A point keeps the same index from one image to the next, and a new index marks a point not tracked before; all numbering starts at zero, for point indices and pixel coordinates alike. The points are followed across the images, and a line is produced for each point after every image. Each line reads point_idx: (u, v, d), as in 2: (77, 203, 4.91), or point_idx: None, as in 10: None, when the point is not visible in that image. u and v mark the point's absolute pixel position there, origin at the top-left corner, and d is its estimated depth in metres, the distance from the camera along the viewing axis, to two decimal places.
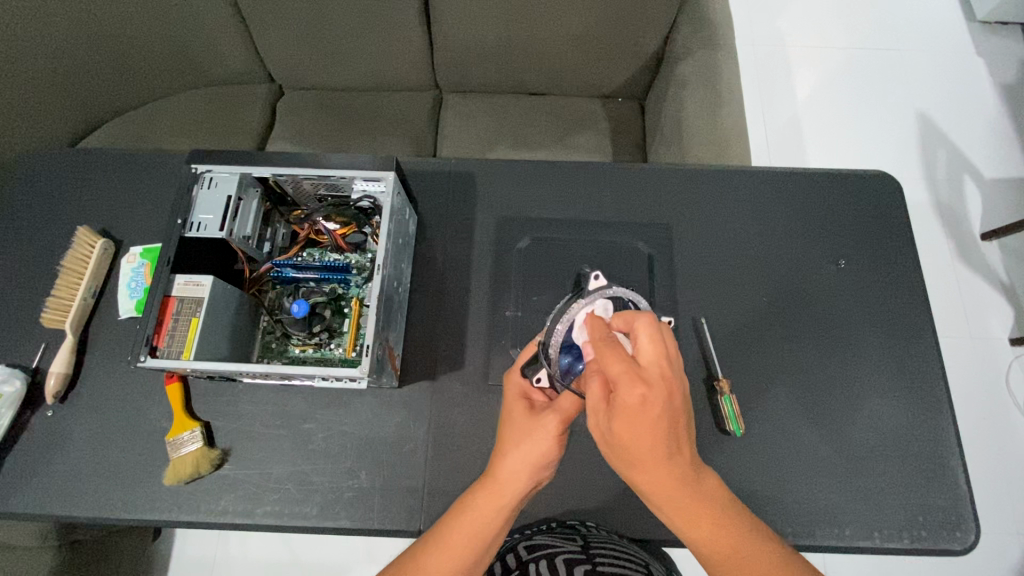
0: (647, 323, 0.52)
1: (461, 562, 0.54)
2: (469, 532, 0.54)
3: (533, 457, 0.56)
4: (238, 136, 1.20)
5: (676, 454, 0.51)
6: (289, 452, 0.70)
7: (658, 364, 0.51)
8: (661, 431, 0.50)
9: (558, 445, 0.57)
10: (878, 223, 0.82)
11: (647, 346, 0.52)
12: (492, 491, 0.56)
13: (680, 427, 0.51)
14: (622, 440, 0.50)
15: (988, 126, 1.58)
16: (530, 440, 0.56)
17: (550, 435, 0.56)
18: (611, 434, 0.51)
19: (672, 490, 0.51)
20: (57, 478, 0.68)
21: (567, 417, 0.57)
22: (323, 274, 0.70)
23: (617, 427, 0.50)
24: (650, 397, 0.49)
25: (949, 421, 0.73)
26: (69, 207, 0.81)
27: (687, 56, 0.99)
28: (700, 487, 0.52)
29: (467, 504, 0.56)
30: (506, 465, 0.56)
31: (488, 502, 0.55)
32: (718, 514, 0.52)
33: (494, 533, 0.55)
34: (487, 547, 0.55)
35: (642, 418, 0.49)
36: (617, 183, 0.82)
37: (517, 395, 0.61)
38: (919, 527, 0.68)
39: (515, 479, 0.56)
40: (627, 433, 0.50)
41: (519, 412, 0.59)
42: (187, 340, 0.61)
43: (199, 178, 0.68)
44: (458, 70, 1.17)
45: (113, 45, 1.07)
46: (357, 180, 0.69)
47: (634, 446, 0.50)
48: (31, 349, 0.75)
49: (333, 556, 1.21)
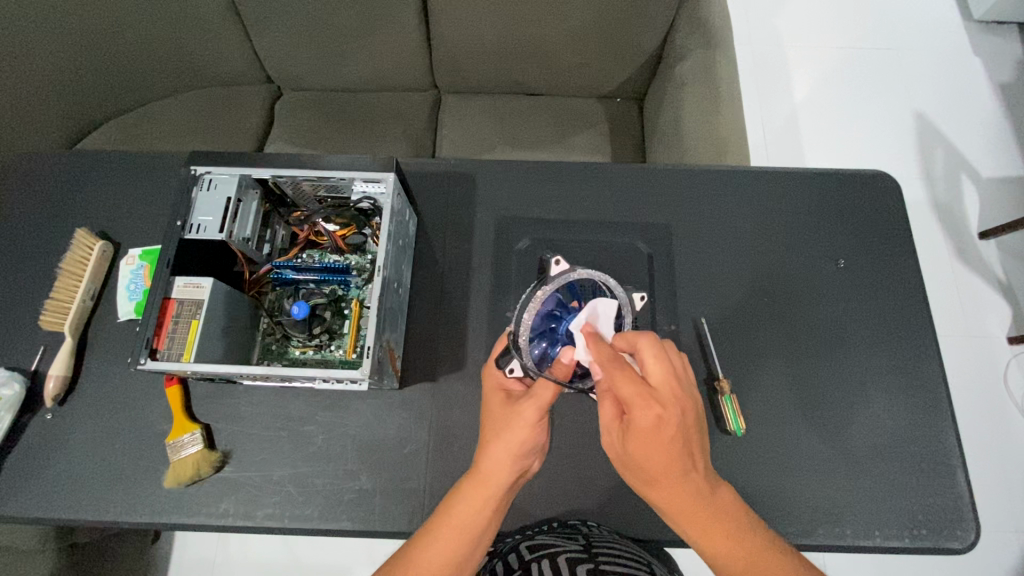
0: (650, 344, 0.53)
1: (452, 555, 0.54)
2: (457, 524, 0.55)
3: (514, 445, 0.57)
4: (236, 137, 1.20)
5: (690, 470, 0.53)
6: (290, 455, 0.70)
7: (667, 383, 0.53)
8: (674, 448, 0.52)
9: (538, 431, 0.58)
10: (876, 222, 0.82)
11: (655, 365, 0.53)
12: (477, 482, 0.56)
13: (693, 443, 0.53)
14: (638, 459, 0.53)
15: (985, 125, 1.58)
16: (510, 429, 0.57)
17: (528, 423, 0.57)
18: (628, 452, 0.54)
19: (688, 505, 0.53)
20: (56, 482, 0.68)
21: (544, 405, 0.57)
22: (323, 275, 0.70)
23: (633, 447, 0.53)
24: (664, 417, 0.51)
25: (948, 419, 0.73)
26: (67, 209, 0.81)
27: (686, 56, 0.99)
28: (715, 499, 0.53)
29: (455, 498, 0.56)
30: (488, 456, 0.57)
31: (474, 494, 0.56)
32: (735, 526, 0.53)
33: (483, 526, 0.55)
34: (478, 542, 0.55)
35: (657, 438, 0.51)
36: (617, 183, 0.82)
37: (496, 387, 0.63)
38: (919, 526, 0.68)
39: (498, 469, 0.56)
40: (643, 452, 0.52)
41: (498, 404, 0.61)
42: (187, 343, 0.61)
43: (199, 179, 0.68)
44: (457, 70, 1.17)
45: (110, 46, 1.07)
46: (357, 181, 0.68)
47: (650, 465, 0.52)
48: (30, 352, 0.74)
49: (334, 558, 1.21)
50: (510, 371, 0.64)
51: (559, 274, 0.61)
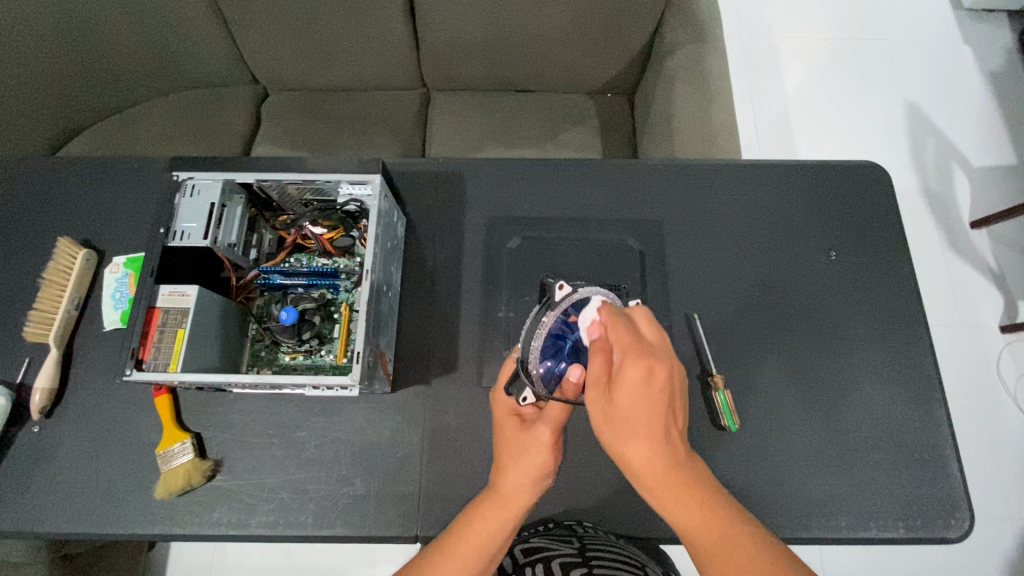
0: (644, 312, 0.54)
1: (468, 570, 0.53)
2: (474, 539, 0.54)
3: (533, 469, 0.58)
4: (222, 139, 1.18)
5: (667, 433, 0.52)
6: (282, 462, 0.69)
7: (661, 346, 0.52)
8: (659, 405, 0.50)
9: (553, 455, 0.59)
10: (868, 213, 0.82)
11: (647, 329, 0.53)
12: (498, 503, 0.56)
13: (675, 406, 0.52)
14: (621, 413, 0.51)
15: (976, 114, 1.58)
16: (528, 454, 0.58)
17: (544, 446, 0.58)
18: (611, 405, 0.51)
19: (662, 468, 0.51)
20: (46, 496, 0.67)
21: (557, 423, 0.58)
22: (312, 280, 0.68)
23: (620, 399, 0.50)
24: (654, 369, 0.49)
25: (942, 409, 0.73)
26: (49, 217, 0.80)
27: (675, 50, 0.99)
28: (691, 469, 0.52)
29: (473, 516, 0.56)
30: (509, 479, 0.57)
31: (496, 514, 0.55)
32: (711, 499, 0.52)
33: (501, 543, 0.55)
34: (494, 555, 0.55)
35: (646, 391, 0.50)
36: (606, 179, 0.81)
37: (508, 412, 0.61)
38: (915, 517, 0.68)
39: (520, 492, 0.57)
40: (630, 402, 0.50)
41: (512, 428, 0.60)
42: (173, 352, 0.60)
43: (181, 186, 0.66)
44: (444, 67, 1.16)
45: (91, 49, 1.05)
46: (343, 184, 0.68)
47: (630, 419, 0.50)
48: (15, 363, 0.73)
49: (333, 561, 1.20)
50: (523, 399, 0.60)
51: (564, 298, 0.55)
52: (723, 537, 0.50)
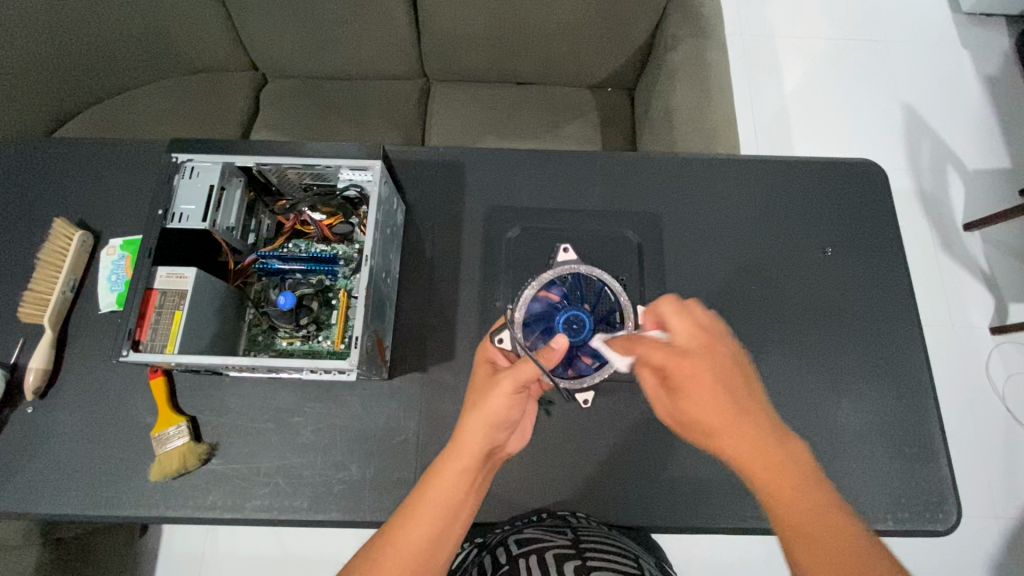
0: (669, 304, 0.54)
1: (431, 528, 0.51)
2: (436, 496, 0.52)
3: (490, 417, 0.54)
4: (219, 125, 1.17)
5: (748, 413, 0.49)
6: (278, 446, 0.69)
7: (695, 335, 0.53)
8: (719, 392, 0.50)
9: (513, 403, 0.55)
10: (865, 209, 0.83)
11: (678, 323, 0.53)
12: (455, 456, 0.54)
13: (737, 385, 0.51)
14: (689, 415, 0.51)
15: (971, 117, 1.59)
16: (485, 402, 0.54)
17: (504, 393, 0.54)
18: (679, 411, 0.52)
19: (752, 450, 0.47)
20: (39, 477, 0.67)
21: (523, 378, 0.54)
22: (310, 266, 0.69)
23: (681, 405, 0.51)
24: (697, 367, 0.50)
25: (932, 404, 0.74)
26: (47, 198, 0.79)
27: (677, 46, 0.99)
28: (784, 446, 0.48)
29: (432, 473, 0.53)
30: (464, 429, 0.54)
31: (452, 467, 0.53)
32: (801, 477, 0.46)
33: (461, 499, 0.53)
34: (457, 514, 0.53)
35: (700, 390, 0.50)
36: (605, 171, 0.81)
37: (483, 359, 0.61)
38: (903, 510, 0.69)
39: (474, 440, 0.54)
40: (690, 407, 0.50)
41: (483, 374, 0.59)
42: (171, 334, 0.60)
43: (180, 167, 0.66)
44: (443, 57, 1.15)
45: (86, 30, 1.04)
46: (343, 170, 0.68)
47: (698, 418, 0.50)
48: (11, 344, 0.73)
49: (324, 547, 1.20)
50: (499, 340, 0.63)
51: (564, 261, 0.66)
52: (818, 530, 0.44)
